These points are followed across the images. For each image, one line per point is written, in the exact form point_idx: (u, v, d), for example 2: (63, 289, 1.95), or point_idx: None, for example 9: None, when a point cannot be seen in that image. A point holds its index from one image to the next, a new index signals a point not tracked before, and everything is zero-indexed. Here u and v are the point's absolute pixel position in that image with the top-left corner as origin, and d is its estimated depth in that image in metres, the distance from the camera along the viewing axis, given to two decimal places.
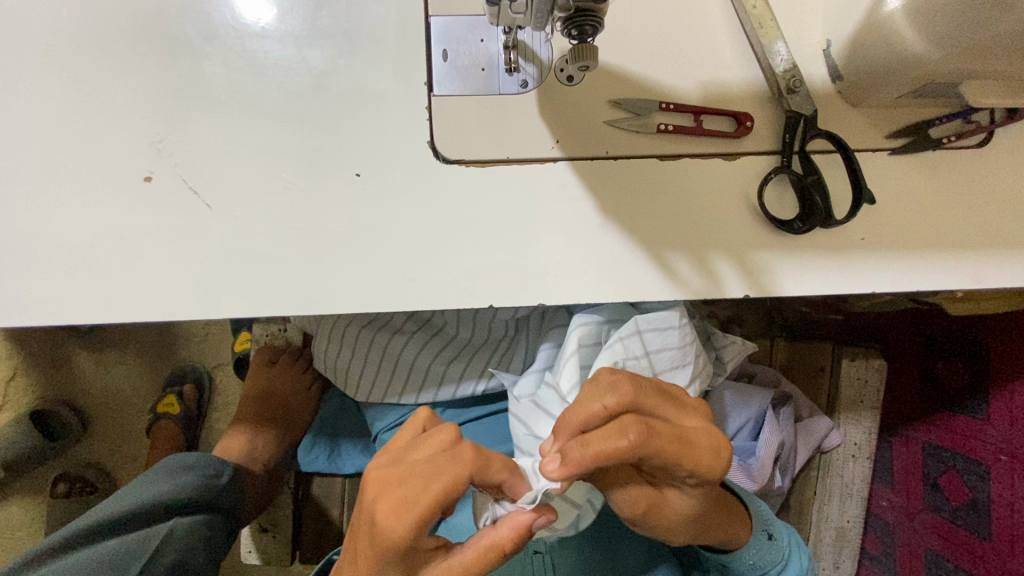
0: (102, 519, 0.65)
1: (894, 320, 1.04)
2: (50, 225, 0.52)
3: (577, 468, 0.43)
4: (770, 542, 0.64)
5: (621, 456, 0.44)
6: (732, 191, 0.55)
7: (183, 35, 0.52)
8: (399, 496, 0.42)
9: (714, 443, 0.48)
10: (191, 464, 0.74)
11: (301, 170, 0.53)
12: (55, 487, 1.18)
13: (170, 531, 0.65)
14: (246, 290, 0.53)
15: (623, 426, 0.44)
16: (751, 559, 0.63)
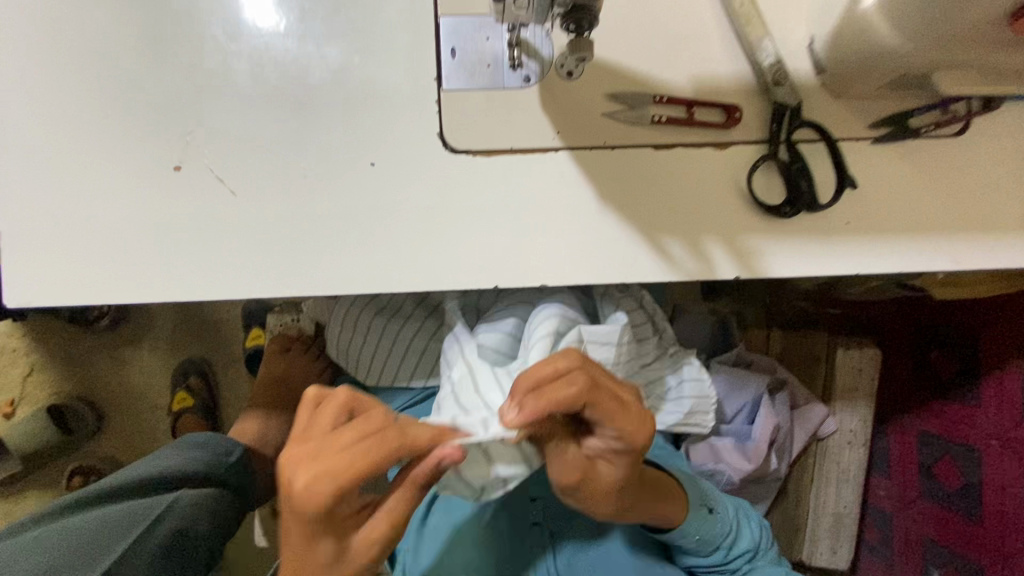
0: (119, 482, 0.70)
1: (886, 311, 1.06)
2: (86, 211, 0.56)
3: (531, 418, 0.48)
4: (710, 516, 0.66)
5: (569, 403, 0.48)
6: (723, 178, 0.58)
7: (211, 35, 0.56)
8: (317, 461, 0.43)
9: (645, 411, 0.51)
10: (203, 442, 0.77)
11: (318, 160, 0.57)
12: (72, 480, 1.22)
13: (173, 501, 0.69)
14: (267, 272, 0.57)
15: (571, 378, 0.49)
16: (698, 535, 0.65)
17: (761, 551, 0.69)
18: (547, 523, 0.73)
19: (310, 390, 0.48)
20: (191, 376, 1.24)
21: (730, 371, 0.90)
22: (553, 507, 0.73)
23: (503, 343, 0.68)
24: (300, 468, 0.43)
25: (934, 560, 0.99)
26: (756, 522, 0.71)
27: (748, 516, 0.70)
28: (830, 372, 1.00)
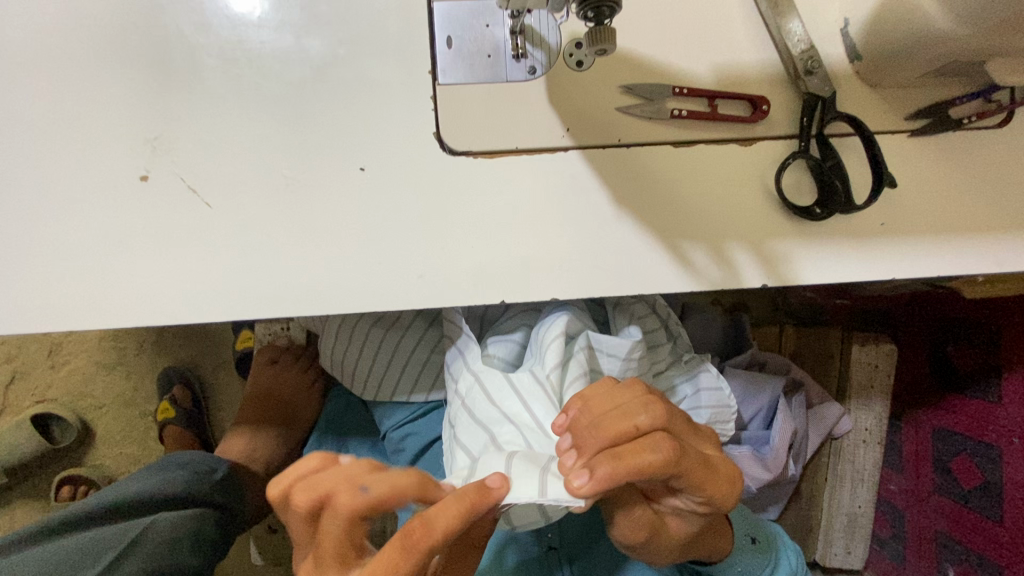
0: (87, 509, 0.65)
1: (901, 303, 1.04)
2: (44, 227, 0.50)
3: (608, 483, 0.43)
4: (754, 546, 0.64)
5: (654, 472, 0.44)
6: (748, 178, 0.53)
7: (173, 26, 0.50)
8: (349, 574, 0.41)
9: (731, 471, 0.49)
10: (185, 461, 0.74)
11: (303, 166, 0.51)
12: (59, 492, 1.15)
13: (151, 525, 0.64)
14: (247, 290, 0.51)
15: (656, 443, 0.44)
16: (739, 567, 0.62)
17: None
18: (562, 548, 0.70)
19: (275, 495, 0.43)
20: (177, 385, 1.18)
21: (745, 375, 0.85)
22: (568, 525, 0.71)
23: (512, 353, 0.65)
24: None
25: (950, 558, 0.97)
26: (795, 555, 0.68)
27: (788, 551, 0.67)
28: (845, 369, 0.96)
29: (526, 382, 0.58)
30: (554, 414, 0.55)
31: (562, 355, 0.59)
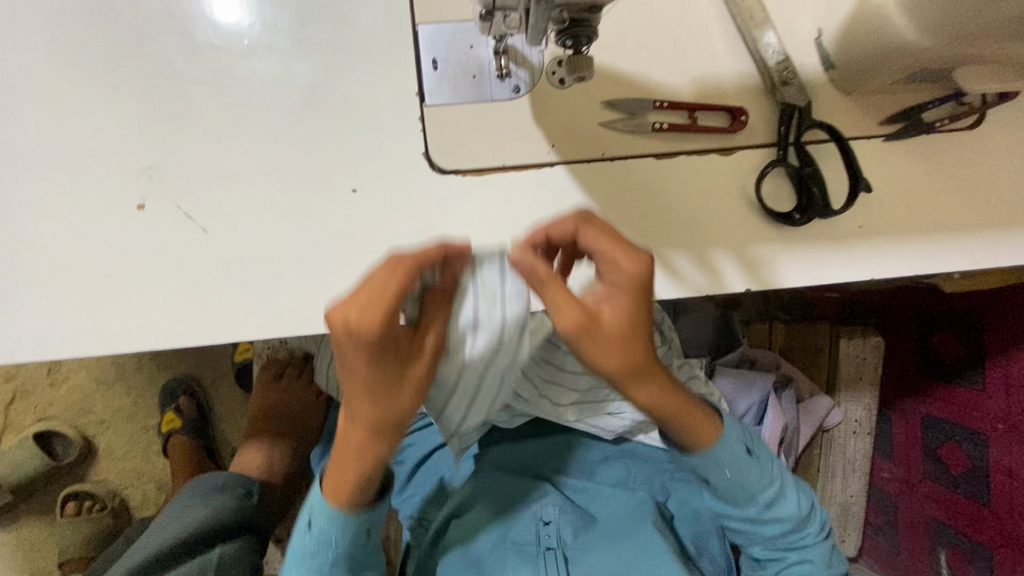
0: (154, 552, 0.66)
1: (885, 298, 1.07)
2: (44, 258, 0.51)
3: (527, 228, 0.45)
4: (749, 457, 0.60)
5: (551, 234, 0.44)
6: (730, 187, 0.55)
7: (166, 57, 0.51)
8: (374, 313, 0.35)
9: (640, 254, 0.42)
10: (221, 485, 0.76)
11: (296, 189, 0.52)
12: (65, 508, 1.16)
13: (221, 557, 0.67)
14: (246, 313, 0.53)
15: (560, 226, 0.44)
16: (738, 482, 0.59)
17: (808, 536, 0.64)
18: (562, 548, 0.67)
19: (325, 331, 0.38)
20: (180, 396, 1.20)
21: (734, 373, 0.88)
22: (566, 525, 0.68)
23: None
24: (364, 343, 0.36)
25: (941, 542, 0.99)
26: (806, 495, 0.65)
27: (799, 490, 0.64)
28: (834, 363, 0.98)
29: None
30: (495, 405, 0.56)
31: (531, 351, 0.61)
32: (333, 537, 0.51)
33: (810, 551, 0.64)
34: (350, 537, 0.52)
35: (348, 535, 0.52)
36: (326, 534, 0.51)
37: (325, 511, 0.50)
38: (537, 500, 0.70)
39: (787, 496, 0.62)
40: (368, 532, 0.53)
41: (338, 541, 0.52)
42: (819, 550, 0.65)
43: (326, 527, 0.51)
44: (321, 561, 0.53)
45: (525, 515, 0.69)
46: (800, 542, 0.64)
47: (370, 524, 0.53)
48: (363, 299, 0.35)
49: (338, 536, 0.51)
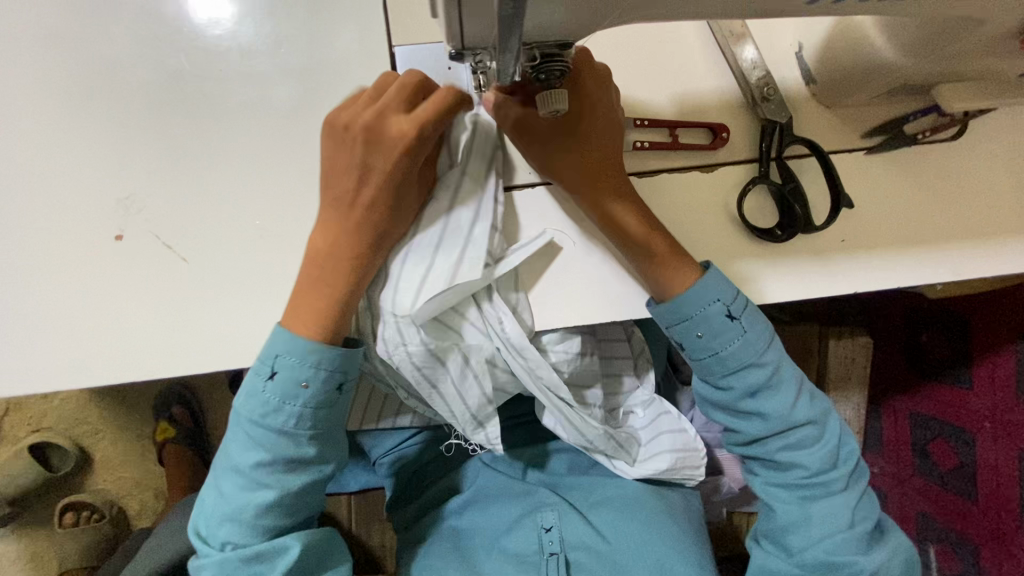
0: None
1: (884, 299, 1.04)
2: (23, 289, 0.51)
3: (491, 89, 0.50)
4: (754, 376, 0.53)
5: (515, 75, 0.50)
6: (712, 205, 0.55)
7: (142, 86, 0.51)
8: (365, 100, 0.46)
9: (602, 82, 0.49)
10: None
11: (277, 216, 0.52)
12: (63, 519, 1.14)
13: None
14: (227, 342, 0.52)
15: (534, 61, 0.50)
16: (732, 315, 0.51)
17: (816, 483, 0.55)
18: (564, 552, 0.65)
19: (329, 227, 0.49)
20: (175, 406, 1.20)
21: None
22: (568, 530, 0.67)
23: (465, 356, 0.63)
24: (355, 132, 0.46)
25: (930, 539, 0.98)
26: (809, 433, 0.55)
27: (807, 406, 0.54)
28: (823, 364, 0.99)
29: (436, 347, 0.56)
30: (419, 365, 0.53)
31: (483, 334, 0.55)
32: (301, 387, 0.49)
33: (803, 431, 0.54)
34: (319, 384, 0.49)
35: (317, 372, 0.49)
36: (292, 380, 0.49)
37: (296, 351, 0.48)
38: (535, 509, 0.69)
39: (781, 386, 0.54)
40: (339, 388, 0.51)
41: (306, 386, 0.49)
42: (818, 454, 0.55)
43: (293, 366, 0.48)
44: (285, 417, 0.49)
45: (525, 524, 0.68)
46: (800, 440, 0.55)
47: (343, 373, 0.50)
48: (399, 97, 0.45)
49: (306, 376, 0.49)
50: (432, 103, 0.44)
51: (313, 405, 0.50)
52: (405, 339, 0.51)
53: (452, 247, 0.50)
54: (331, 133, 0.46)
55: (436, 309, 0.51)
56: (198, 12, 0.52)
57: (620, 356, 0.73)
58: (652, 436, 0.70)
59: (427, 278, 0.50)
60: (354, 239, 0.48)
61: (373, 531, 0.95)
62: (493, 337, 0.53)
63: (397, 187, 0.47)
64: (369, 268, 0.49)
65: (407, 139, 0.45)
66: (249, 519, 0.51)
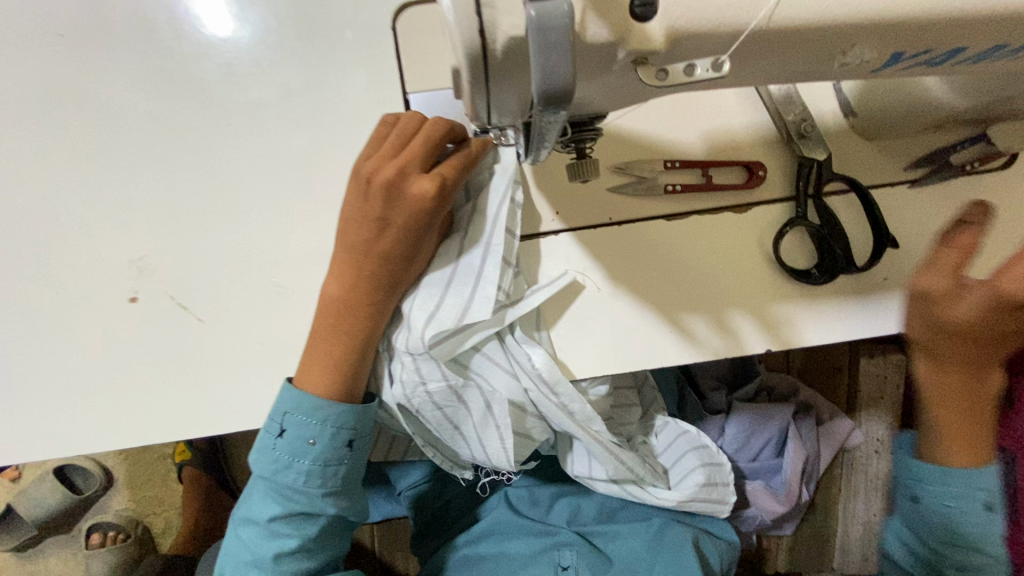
0: None
1: None
2: (39, 356, 0.49)
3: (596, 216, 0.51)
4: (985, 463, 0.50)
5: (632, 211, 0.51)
6: (746, 247, 0.52)
7: (152, 139, 0.49)
8: (390, 144, 0.42)
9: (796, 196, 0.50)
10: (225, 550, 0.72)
11: (292, 273, 0.50)
12: (88, 540, 1.07)
13: None
14: (245, 403, 0.50)
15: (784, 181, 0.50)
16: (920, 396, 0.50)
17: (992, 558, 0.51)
18: None
19: (333, 286, 0.44)
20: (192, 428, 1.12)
21: (753, 404, 0.82)
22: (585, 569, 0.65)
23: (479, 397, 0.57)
24: (379, 178, 0.41)
25: None
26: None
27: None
28: (854, 382, 0.96)
29: (458, 398, 0.48)
30: (440, 419, 0.49)
31: (506, 381, 0.48)
32: (309, 444, 0.46)
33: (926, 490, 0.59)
34: (327, 440, 0.46)
35: (324, 428, 0.45)
36: (300, 437, 0.46)
37: (303, 406, 0.45)
38: (554, 546, 0.68)
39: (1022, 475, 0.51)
40: (350, 444, 0.47)
41: (314, 444, 0.46)
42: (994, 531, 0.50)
43: (300, 423, 0.45)
44: (295, 474, 0.46)
45: (541, 560, 0.67)
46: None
47: (353, 428, 0.47)
48: (427, 150, 0.42)
49: (313, 432, 0.45)
50: (460, 163, 0.42)
51: (323, 462, 0.46)
52: (422, 378, 0.46)
53: (463, 287, 0.45)
54: (354, 182, 0.42)
55: (451, 348, 0.46)
56: (203, 63, 0.50)
57: (627, 388, 0.67)
58: (679, 458, 0.67)
59: (440, 313, 0.44)
60: (365, 292, 0.44)
61: (398, 560, 0.92)
62: (519, 376, 0.48)
63: (415, 245, 0.43)
64: (376, 320, 0.45)
65: (432, 199, 0.41)
66: (272, 570, 0.48)
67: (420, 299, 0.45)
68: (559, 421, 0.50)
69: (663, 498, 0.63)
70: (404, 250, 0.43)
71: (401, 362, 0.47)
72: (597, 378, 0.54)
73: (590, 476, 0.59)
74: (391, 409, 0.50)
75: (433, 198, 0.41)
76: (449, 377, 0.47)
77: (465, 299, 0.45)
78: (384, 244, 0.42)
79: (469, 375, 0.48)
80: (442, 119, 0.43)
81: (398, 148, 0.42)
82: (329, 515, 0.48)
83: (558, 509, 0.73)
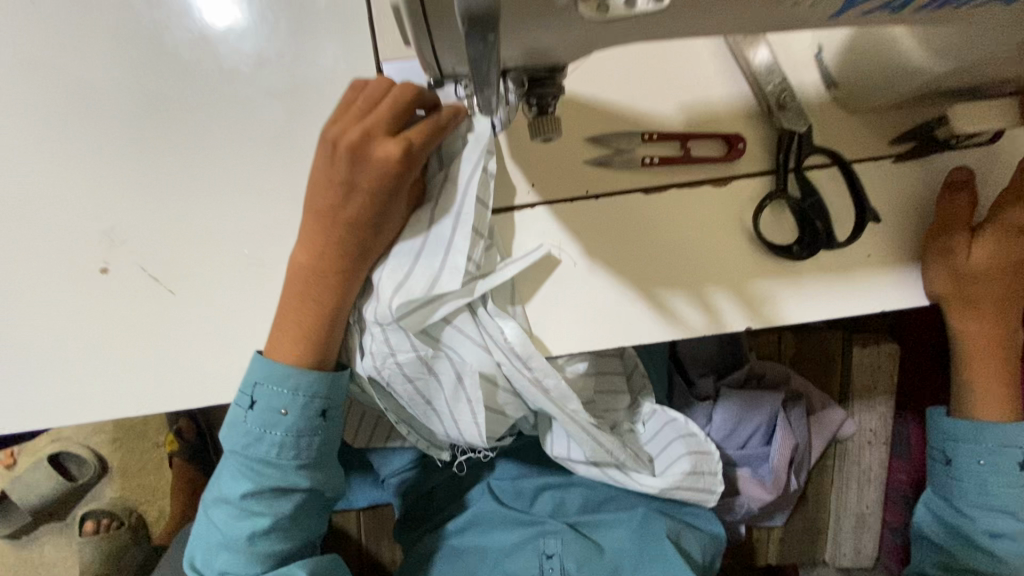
0: None
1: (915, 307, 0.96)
2: (9, 327, 0.49)
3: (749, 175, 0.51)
4: None
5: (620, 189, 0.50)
6: (726, 222, 0.51)
7: (123, 109, 0.49)
8: (358, 106, 0.42)
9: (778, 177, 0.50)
10: None
11: (264, 245, 0.50)
12: (83, 527, 1.07)
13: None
14: (216, 376, 0.50)
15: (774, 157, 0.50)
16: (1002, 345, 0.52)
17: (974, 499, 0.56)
18: None
19: (301, 253, 0.44)
20: (180, 420, 1.09)
21: (742, 392, 0.81)
22: (570, 559, 0.64)
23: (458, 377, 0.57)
24: (345, 139, 0.41)
25: None
26: (952, 481, 0.57)
27: (970, 452, 0.55)
28: (847, 372, 0.93)
29: (431, 370, 0.47)
30: (412, 394, 0.48)
31: (478, 354, 0.48)
32: (280, 414, 0.45)
33: (970, 474, 0.55)
34: (299, 410, 0.46)
35: (295, 398, 0.45)
36: (271, 407, 0.45)
37: (273, 376, 0.45)
38: (539, 535, 0.67)
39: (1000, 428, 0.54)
40: (323, 414, 0.47)
41: (286, 414, 0.45)
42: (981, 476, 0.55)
43: (271, 393, 0.45)
44: (267, 446, 0.46)
45: (526, 548, 0.66)
46: (953, 493, 0.57)
47: (325, 398, 0.46)
48: (395, 112, 0.41)
49: (285, 402, 0.45)
50: (427, 126, 0.42)
51: (295, 432, 0.46)
52: (391, 349, 0.46)
53: (434, 255, 0.45)
54: (321, 147, 0.42)
55: (421, 318, 0.45)
56: (173, 32, 0.49)
57: (614, 373, 0.65)
58: (664, 448, 0.65)
59: (409, 283, 0.44)
60: (333, 258, 0.44)
61: (383, 548, 0.92)
62: (491, 348, 0.48)
63: (382, 211, 0.43)
64: (345, 289, 0.45)
65: (397, 162, 0.41)
66: (244, 550, 0.47)
67: (391, 268, 0.45)
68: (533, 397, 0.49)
69: (646, 485, 0.61)
70: (371, 214, 0.43)
71: (371, 333, 0.46)
72: (576, 355, 0.53)
73: (569, 456, 0.58)
74: (363, 383, 0.50)
75: (399, 161, 0.41)
76: (419, 348, 0.46)
77: (434, 269, 0.44)
78: (350, 208, 0.42)
79: (440, 347, 0.47)
80: (410, 83, 0.42)
81: (366, 110, 0.42)
82: (302, 490, 0.47)
83: (541, 500, 0.71)
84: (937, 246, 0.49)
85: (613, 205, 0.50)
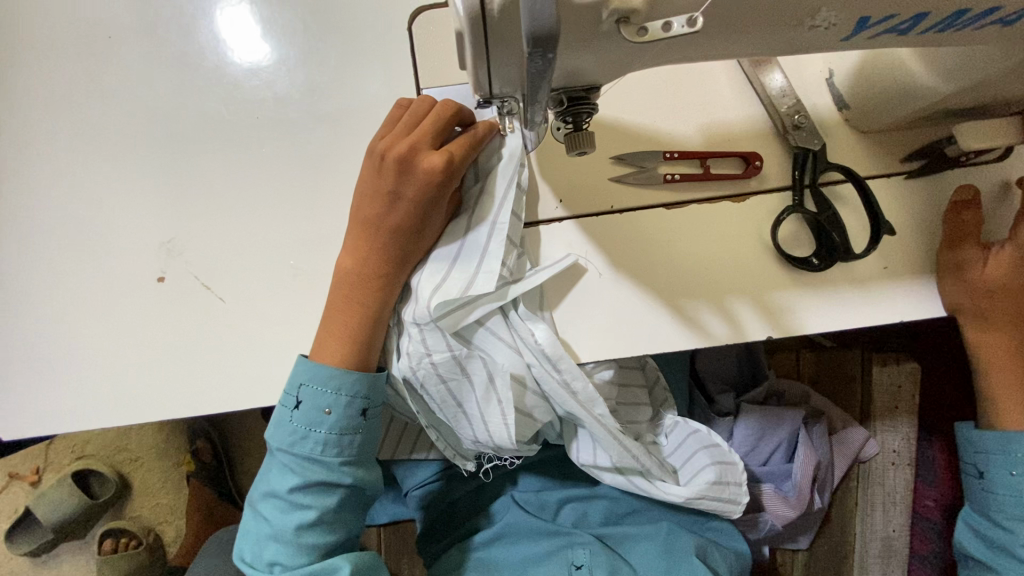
0: None
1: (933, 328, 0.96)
2: (71, 331, 0.52)
3: (766, 190, 0.53)
4: None
5: (644, 203, 0.53)
6: (745, 235, 0.53)
7: (183, 131, 0.54)
8: (404, 122, 0.45)
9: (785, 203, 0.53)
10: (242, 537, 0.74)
11: (309, 255, 0.53)
12: (100, 546, 1.06)
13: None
14: (260, 379, 0.53)
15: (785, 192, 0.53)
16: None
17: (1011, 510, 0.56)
18: None
19: (347, 257, 0.47)
20: (198, 440, 1.11)
21: (763, 408, 0.82)
22: (599, 569, 0.64)
23: None
24: (393, 151, 0.45)
25: None
26: (989, 494, 0.58)
27: (1001, 463, 0.56)
28: (868, 392, 0.92)
29: (466, 370, 0.50)
30: (446, 396, 0.50)
31: (512, 356, 0.50)
32: (324, 413, 0.48)
33: (1004, 486, 0.56)
34: (342, 410, 0.48)
35: (338, 397, 0.47)
36: (316, 407, 0.48)
37: (318, 377, 0.47)
38: (568, 545, 0.67)
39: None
40: (364, 412, 0.49)
41: (329, 412, 0.48)
42: (1017, 485, 0.55)
43: (316, 393, 0.47)
44: (312, 444, 0.48)
45: (554, 559, 0.66)
46: (990, 506, 0.58)
47: (366, 397, 0.49)
48: (437, 128, 0.45)
49: (328, 402, 0.48)
50: (466, 141, 0.46)
51: (339, 430, 0.48)
52: (427, 349, 0.48)
53: (469, 260, 0.47)
54: (369, 160, 0.46)
55: (455, 321, 0.48)
56: (232, 62, 0.54)
57: (636, 385, 0.67)
58: (688, 458, 0.65)
59: (446, 285, 0.47)
60: (377, 262, 0.47)
61: (403, 564, 0.92)
62: (522, 350, 0.50)
63: (423, 219, 0.46)
64: (387, 294, 0.48)
65: (439, 173, 0.44)
66: (292, 543, 0.48)
67: (428, 273, 0.48)
68: (564, 399, 0.51)
69: (673, 493, 0.62)
70: (414, 220, 0.46)
71: (409, 336, 0.49)
72: (601, 363, 0.56)
73: (595, 464, 0.59)
74: (397, 386, 0.52)
75: (440, 172, 0.44)
76: (454, 348, 0.49)
77: (470, 276, 0.47)
78: (395, 216, 0.46)
79: (473, 348, 0.50)
80: (452, 103, 0.46)
81: (411, 125, 0.45)
82: (346, 485, 0.49)
83: (565, 511, 0.72)
84: (948, 263, 0.51)
85: (637, 218, 0.53)
